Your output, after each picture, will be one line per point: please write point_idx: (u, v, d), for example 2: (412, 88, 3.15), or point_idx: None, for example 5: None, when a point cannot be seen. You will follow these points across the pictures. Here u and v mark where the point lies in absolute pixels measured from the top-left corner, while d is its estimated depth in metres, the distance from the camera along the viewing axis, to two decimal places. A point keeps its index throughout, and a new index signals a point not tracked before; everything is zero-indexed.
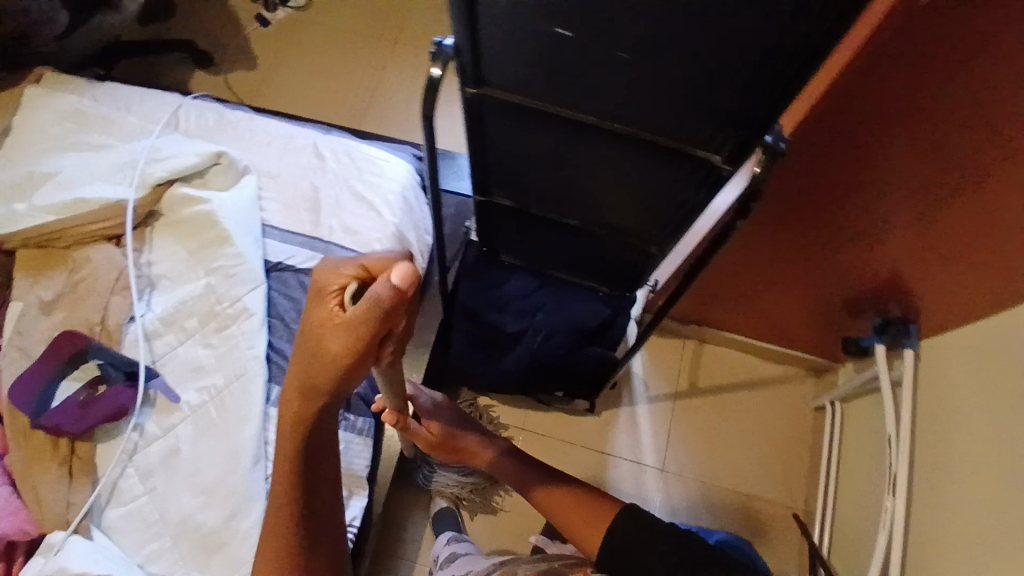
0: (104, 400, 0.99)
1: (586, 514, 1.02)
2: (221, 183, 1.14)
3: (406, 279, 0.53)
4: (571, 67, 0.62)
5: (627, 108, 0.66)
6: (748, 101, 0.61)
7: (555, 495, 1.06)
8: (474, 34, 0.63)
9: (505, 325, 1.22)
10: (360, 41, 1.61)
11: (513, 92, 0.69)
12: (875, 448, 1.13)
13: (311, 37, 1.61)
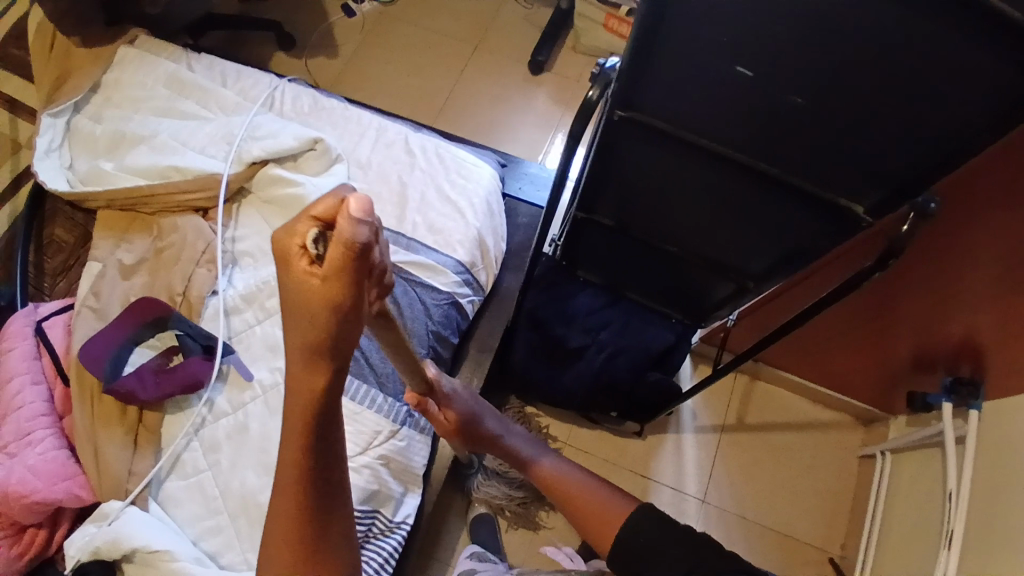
0: (179, 370, 0.99)
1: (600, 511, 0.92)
2: (312, 169, 1.13)
3: (368, 205, 0.41)
4: (739, 104, 0.65)
5: (780, 149, 0.68)
6: (906, 158, 0.64)
7: (568, 487, 0.96)
8: (644, 64, 0.65)
9: (568, 339, 1.24)
10: (441, 44, 1.67)
11: (662, 119, 0.71)
12: (922, 501, 1.14)
13: (396, 38, 1.67)
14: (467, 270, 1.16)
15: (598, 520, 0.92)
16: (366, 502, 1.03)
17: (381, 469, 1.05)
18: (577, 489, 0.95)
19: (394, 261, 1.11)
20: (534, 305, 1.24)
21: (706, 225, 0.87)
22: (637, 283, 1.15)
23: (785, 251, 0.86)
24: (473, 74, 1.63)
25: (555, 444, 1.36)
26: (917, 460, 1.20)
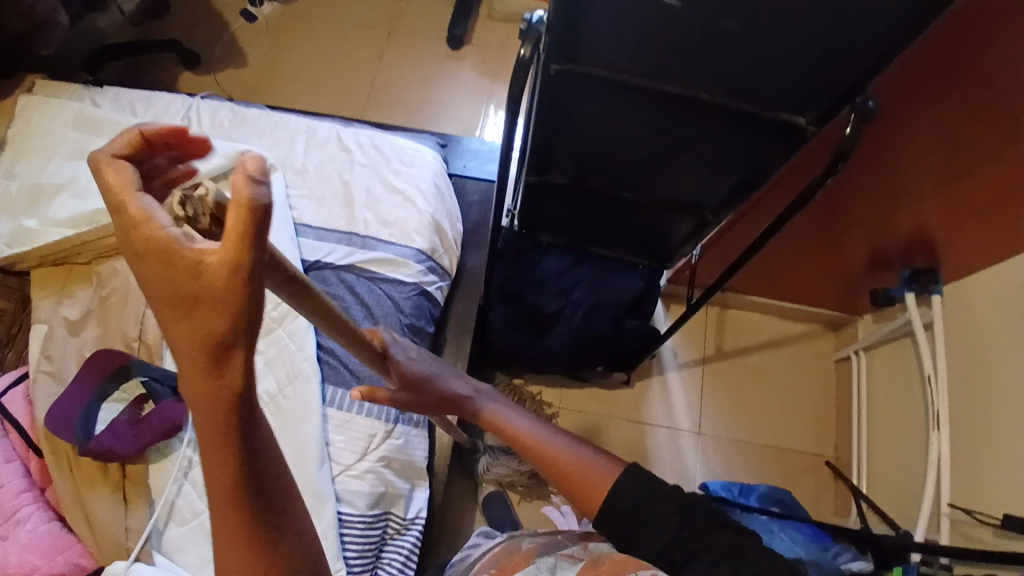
0: (154, 418, 0.95)
1: (581, 478, 0.80)
2: (248, 183, 1.10)
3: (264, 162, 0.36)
4: (674, 36, 0.65)
5: (719, 75, 0.69)
6: (841, 67, 0.66)
7: (545, 452, 0.84)
8: (573, 9, 0.64)
9: (543, 306, 1.24)
10: (354, 33, 1.62)
11: (597, 66, 0.71)
12: (903, 389, 1.20)
13: (306, 35, 1.61)
14: (429, 257, 1.14)
15: (581, 486, 0.80)
16: (376, 506, 1.02)
17: (384, 471, 1.03)
18: (555, 452, 0.83)
19: (353, 262, 1.09)
20: (503, 279, 1.23)
21: (658, 164, 0.88)
22: (599, 238, 1.16)
23: (738, 177, 0.87)
24: (392, 58, 1.59)
25: (549, 410, 1.38)
26: (890, 353, 1.26)
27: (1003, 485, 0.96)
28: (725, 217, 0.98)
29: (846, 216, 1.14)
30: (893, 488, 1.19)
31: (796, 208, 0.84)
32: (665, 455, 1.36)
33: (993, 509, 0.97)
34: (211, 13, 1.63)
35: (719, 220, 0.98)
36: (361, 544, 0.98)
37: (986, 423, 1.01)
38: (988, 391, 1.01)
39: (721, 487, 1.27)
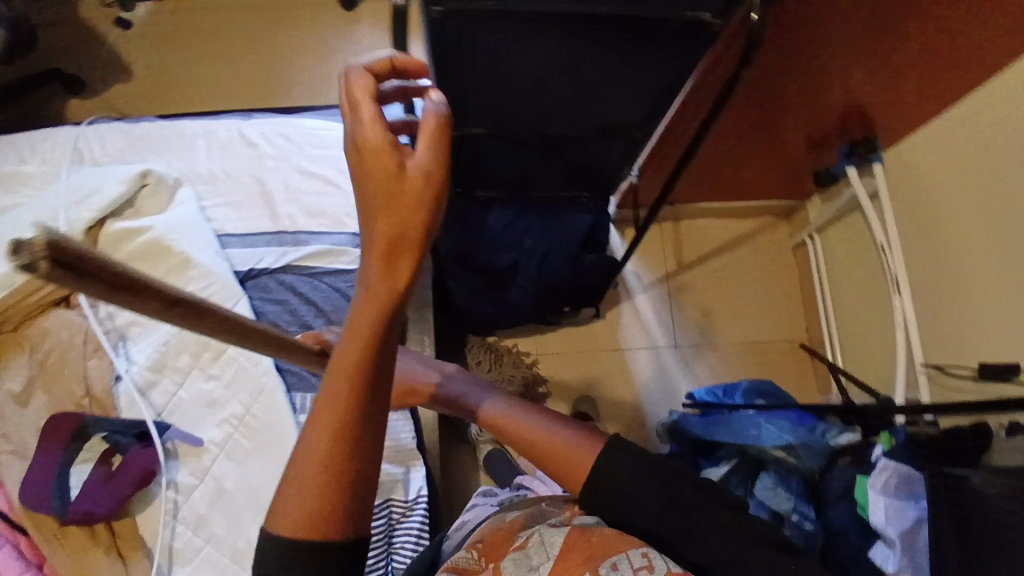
0: (126, 469, 0.91)
1: (558, 457, 0.78)
2: (159, 205, 1.03)
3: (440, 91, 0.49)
4: None
5: None
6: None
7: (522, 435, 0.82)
8: None
9: (497, 262, 1.20)
10: (240, 17, 1.49)
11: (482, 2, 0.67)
12: (862, 261, 1.23)
13: (188, 29, 1.48)
14: None
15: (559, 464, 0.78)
16: None
17: None
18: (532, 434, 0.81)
19: (289, 262, 1.04)
20: (450, 245, 1.20)
21: (572, 91, 0.84)
22: (537, 180, 1.12)
23: (658, 87, 0.84)
24: (285, 34, 1.48)
25: (529, 359, 1.37)
26: (842, 228, 1.28)
27: (970, 331, 0.98)
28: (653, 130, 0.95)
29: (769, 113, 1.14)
30: (868, 360, 1.23)
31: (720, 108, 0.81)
32: (649, 376, 1.38)
33: (965, 361, 1.00)
34: (79, 27, 1.48)
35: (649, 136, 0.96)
36: None
37: (950, 280, 1.02)
38: (943, 249, 1.03)
39: (705, 394, 1.29)
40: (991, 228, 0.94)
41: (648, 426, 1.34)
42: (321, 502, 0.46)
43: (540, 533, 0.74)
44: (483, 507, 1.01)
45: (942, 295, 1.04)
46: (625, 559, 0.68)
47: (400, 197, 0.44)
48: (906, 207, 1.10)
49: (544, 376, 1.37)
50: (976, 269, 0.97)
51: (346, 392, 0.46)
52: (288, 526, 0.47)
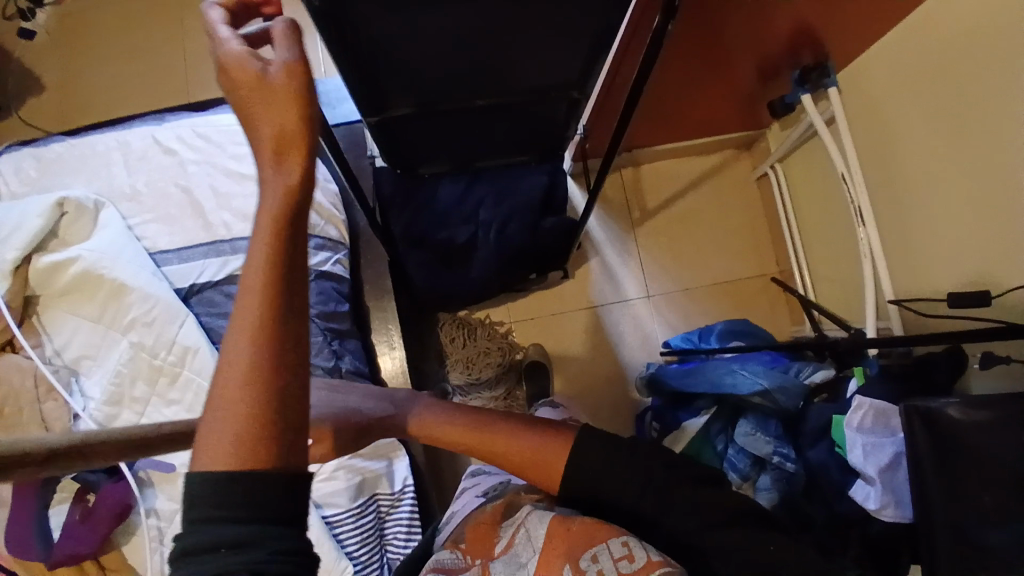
0: (99, 509, 0.89)
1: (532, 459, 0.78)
2: (82, 231, 0.97)
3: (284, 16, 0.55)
4: None
5: None
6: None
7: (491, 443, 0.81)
8: None
9: (453, 238, 1.16)
10: (148, 9, 1.39)
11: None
12: (825, 189, 1.19)
13: (92, 28, 1.38)
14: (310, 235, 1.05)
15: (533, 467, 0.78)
16: (360, 495, 1.00)
17: (355, 461, 1.02)
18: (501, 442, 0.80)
19: (232, 272, 1.00)
20: (403, 225, 1.14)
21: (494, 58, 0.78)
22: (481, 150, 1.07)
23: (584, 42, 0.78)
24: (197, 18, 1.38)
25: (502, 328, 1.36)
26: (803, 156, 1.23)
27: (935, 252, 0.97)
28: (591, 88, 0.89)
29: (712, 55, 1.03)
30: (839, 288, 1.22)
31: (651, 60, 0.75)
32: (625, 329, 1.37)
33: (933, 290, 0.99)
34: None
35: (588, 95, 0.90)
36: (359, 534, 0.99)
37: (913, 206, 0.99)
38: (905, 174, 1.00)
39: (681, 342, 1.28)
40: (946, 150, 0.90)
41: (628, 379, 1.34)
42: (254, 427, 0.41)
43: (527, 524, 0.73)
44: (470, 500, 0.93)
45: (906, 218, 1.02)
46: (606, 550, 0.68)
47: (269, 97, 0.47)
48: (867, 134, 1.06)
49: (519, 342, 1.36)
50: (934, 189, 0.94)
51: (264, 300, 0.43)
52: (218, 459, 0.41)
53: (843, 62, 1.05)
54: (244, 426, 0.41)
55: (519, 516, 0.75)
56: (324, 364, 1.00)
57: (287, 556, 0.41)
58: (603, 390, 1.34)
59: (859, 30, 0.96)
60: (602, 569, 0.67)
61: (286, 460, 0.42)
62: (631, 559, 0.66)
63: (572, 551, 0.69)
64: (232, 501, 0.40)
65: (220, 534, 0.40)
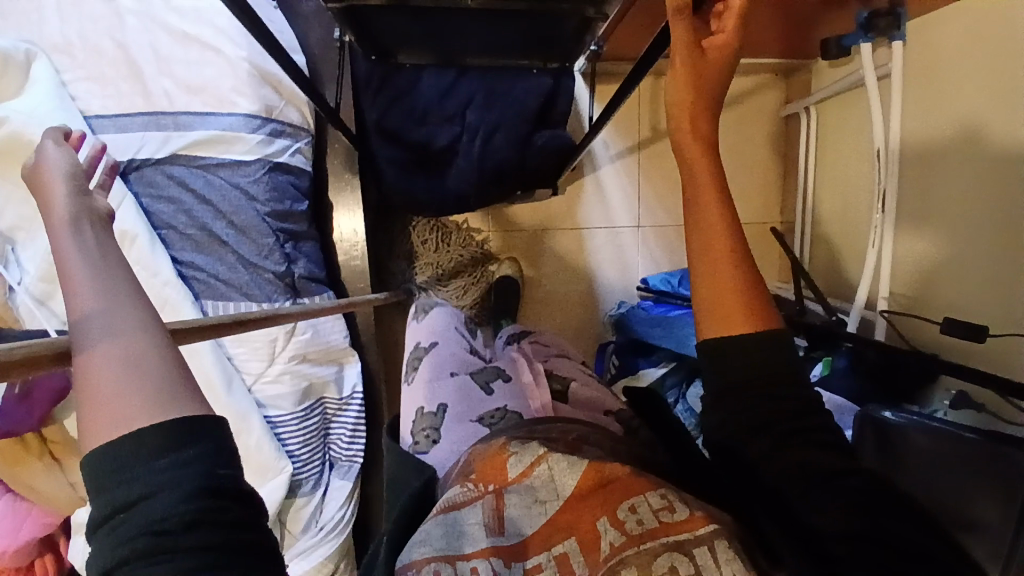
0: (37, 393, 0.83)
1: (718, 261, 0.51)
2: (13, 86, 0.86)
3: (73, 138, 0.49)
4: None
5: None
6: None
7: (695, 204, 0.53)
8: None
9: (433, 138, 1.03)
10: None
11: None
12: (858, 147, 1.06)
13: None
14: (266, 119, 0.92)
15: (702, 251, 0.52)
16: (305, 399, 0.99)
17: (302, 366, 0.98)
18: (715, 211, 0.52)
19: (175, 152, 0.90)
20: (378, 116, 1.01)
21: None
22: (473, 48, 0.89)
23: None
24: None
25: (479, 235, 1.28)
26: (844, 103, 1.09)
27: (942, 254, 0.89)
28: (606, 9, 0.73)
29: None
30: (836, 259, 1.15)
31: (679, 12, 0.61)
32: (605, 255, 1.30)
33: (925, 295, 0.93)
34: None
35: (604, 14, 0.74)
36: (301, 436, 0.98)
37: (937, 199, 0.90)
38: (944, 163, 0.88)
39: (660, 282, 1.21)
40: (998, 146, 0.78)
41: (600, 306, 1.31)
42: (115, 384, 0.31)
43: (550, 461, 0.52)
44: (457, 420, 0.69)
45: (927, 207, 0.92)
46: (643, 500, 0.48)
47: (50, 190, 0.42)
48: (916, 104, 0.93)
49: (495, 253, 1.28)
50: (970, 182, 0.84)
51: (91, 269, 0.35)
52: (99, 425, 0.31)
53: (917, 9, 0.87)
54: (111, 387, 0.31)
55: (538, 446, 0.53)
56: (275, 268, 0.94)
57: (206, 498, 0.31)
58: (573, 313, 1.31)
59: None
60: (639, 523, 0.47)
61: (174, 397, 0.32)
62: (672, 511, 0.47)
63: (609, 504, 0.49)
64: (122, 463, 0.31)
65: (110, 499, 0.30)
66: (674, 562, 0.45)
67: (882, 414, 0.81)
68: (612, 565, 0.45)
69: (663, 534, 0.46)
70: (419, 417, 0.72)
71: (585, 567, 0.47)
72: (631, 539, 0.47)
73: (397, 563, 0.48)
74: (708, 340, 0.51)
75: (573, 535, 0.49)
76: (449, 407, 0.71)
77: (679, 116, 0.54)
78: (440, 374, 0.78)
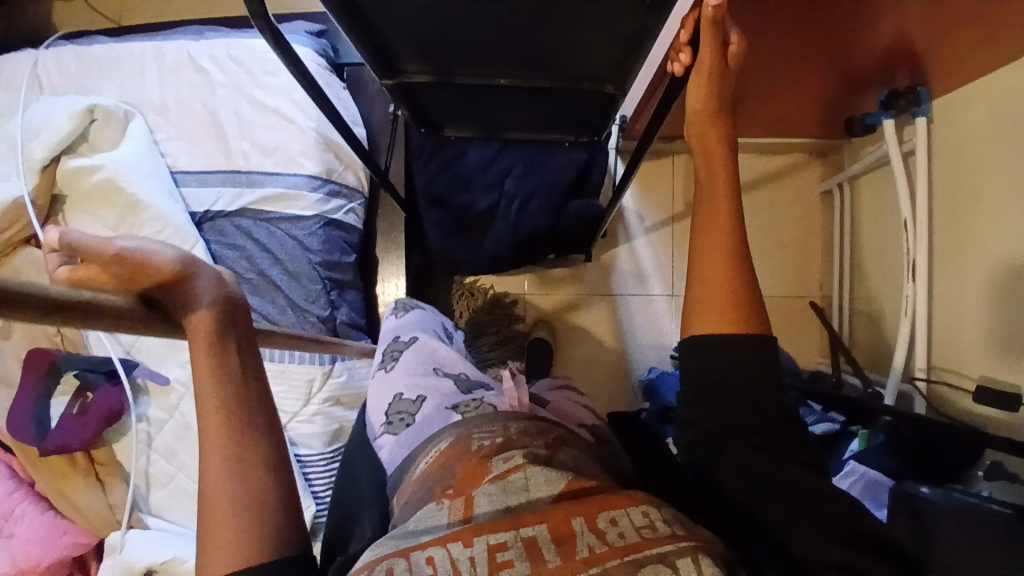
0: (93, 409, 0.94)
1: (716, 260, 0.57)
2: (109, 139, 1.00)
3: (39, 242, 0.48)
4: None
5: None
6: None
7: (707, 204, 0.59)
8: None
9: (474, 204, 1.10)
10: None
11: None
12: (891, 223, 1.07)
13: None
14: (326, 180, 1.03)
15: (703, 238, 0.58)
16: (335, 441, 1.03)
17: (334, 409, 1.02)
18: (723, 210, 0.58)
19: (245, 205, 1.02)
20: (427, 183, 1.10)
21: (516, 40, 0.70)
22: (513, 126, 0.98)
23: (618, 38, 0.69)
24: None
25: (508, 299, 1.31)
26: (876, 179, 1.10)
27: (988, 328, 0.86)
28: (627, 86, 0.80)
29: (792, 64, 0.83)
30: (875, 335, 1.13)
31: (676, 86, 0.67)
32: (640, 324, 1.31)
33: (968, 369, 0.90)
34: None
35: (624, 90, 0.81)
36: (327, 478, 1.01)
37: (975, 271, 0.88)
38: (975, 238, 0.88)
39: None
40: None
41: (633, 375, 1.31)
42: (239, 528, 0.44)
43: (528, 473, 0.55)
44: (436, 406, 0.75)
45: (961, 280, 0.91)
46: (624, 515, 0.50)
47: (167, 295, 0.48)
48: (943, 173, 0.94)
49: (529, 315, 1.32)
50: (1007, 254, 0.82)
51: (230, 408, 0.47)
52: (222, 555, 0.44)
53: (940, 89, 0.90)
54: (236, 522, 0.45)
55: (518, 458, 0.58)
56: (320, 312, 1.01)
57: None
58: (607, 381, 1.31)
59: (959, 64, 0.81)
60: (621, 536, 0.48)
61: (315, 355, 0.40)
62: (654, 529, 0.49)
63: (590, 508, 0.50)
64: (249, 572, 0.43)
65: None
66: (660, 574, 0.44)
67: (919, 491, 0.75)
68: (596, 574, 0.45)
69: (648, 547, 0.46)
70: (396, 400, 0.77)
71: (557, 552, 0.46)
72: (615, 549, 0.46)
73: (359, 559, 0.51)
74: (697, 330, 0.56)
75: (546, 521, 0.49)
76: (429, 398, 0.76)
77: (698, 123, 0.61)
78: (422, 367, 0.81)
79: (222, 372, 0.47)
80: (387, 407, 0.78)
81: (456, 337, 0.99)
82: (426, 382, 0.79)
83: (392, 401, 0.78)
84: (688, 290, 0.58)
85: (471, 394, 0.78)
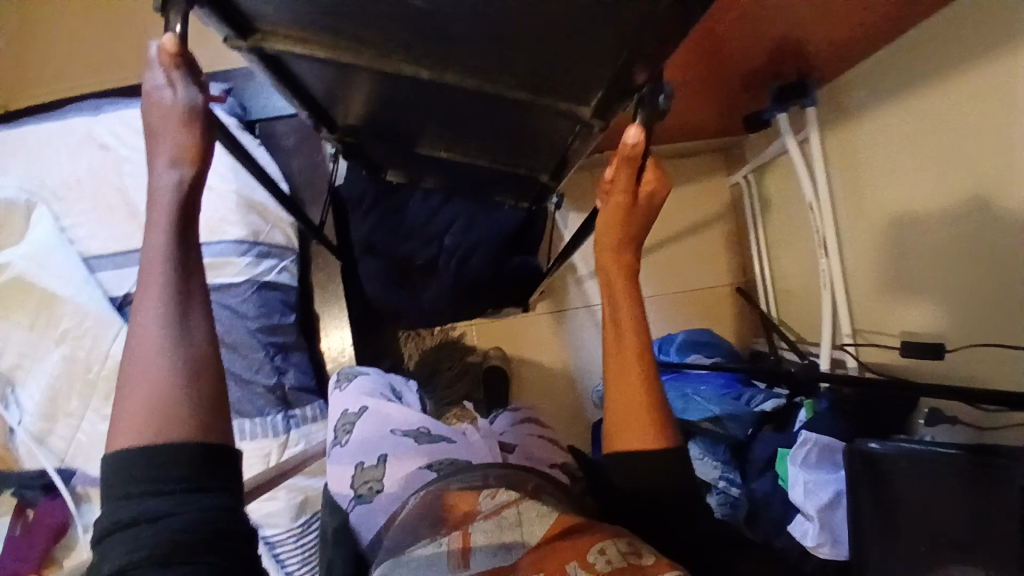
0: (37, 524, 0.89)
1: (629, 378, 0.62)
2: (15, 232, 0.95)
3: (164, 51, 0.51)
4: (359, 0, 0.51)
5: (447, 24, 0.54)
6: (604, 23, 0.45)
7: (615, 325, 0.64)
8: None
9: (414, 256, 1.07)
10: None
11: (288, 39, 0.59)
12: (796, 206, 1.16)
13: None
14: (253, 242, 0.99)
15: (616, 356, 0.63)
16: (302, 514, 0.98)
17: (297, 479, 0.98)
18: (632, 334, 0.63)
19: None
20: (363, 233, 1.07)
21: None
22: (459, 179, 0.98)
23: None
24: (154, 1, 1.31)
25: (456, 333, 1.34)
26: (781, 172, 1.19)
27: (903, 295, 0.94)
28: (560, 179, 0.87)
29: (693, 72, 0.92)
30: (800, 309, 1.21)
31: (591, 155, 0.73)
32: (585, 335, 1.35)
33: (890, 328, 0.98)
34: None
35: (557, 181, 0.88)
36: (300, 554, 0.96)
37: (881, 243, 0.96)
38: (876, 214, 0.97)
39: None
40: (923, 192, 0.86)
41: (587, 386, 1.34)
42: (144, 411, 0.43)
43: (522, 507, 0.56)
44: (399, 463, 0.73)
45: (870, 251, 0.99)
46: (611, 544, 0.50)
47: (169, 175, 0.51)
48: (840, 153, 1.03)
49: (480, 346, 1.33)
50: (909, 225, 0.90)
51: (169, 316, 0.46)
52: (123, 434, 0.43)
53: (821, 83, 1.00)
54: (152, 401, 0.43)
55: (510, 496, 0.58)
56: (266, 381, 0.98)
57: None
58: (563, 395, 1.33)
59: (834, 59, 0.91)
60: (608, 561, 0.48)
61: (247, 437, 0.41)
62: (638, 555, 0.49)
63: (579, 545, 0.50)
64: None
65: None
66: None
67: (869, 447, 0.83)
68: None
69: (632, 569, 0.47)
70: (360, 471, 0.75)
71: None
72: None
73: None
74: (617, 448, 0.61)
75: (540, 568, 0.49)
76: (389, 456, 0.74)
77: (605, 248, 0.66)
78: (380, 430, 0.80)
79: (186, 269, 0.48)
80: (350, 479, 0.75)
81: (406, 395, 0.96)
82: (390, 444, 0.77)
83: (356, 472, 0.76)
84: (607, 409, 0.63)
85: (435, 448, 0.75)
